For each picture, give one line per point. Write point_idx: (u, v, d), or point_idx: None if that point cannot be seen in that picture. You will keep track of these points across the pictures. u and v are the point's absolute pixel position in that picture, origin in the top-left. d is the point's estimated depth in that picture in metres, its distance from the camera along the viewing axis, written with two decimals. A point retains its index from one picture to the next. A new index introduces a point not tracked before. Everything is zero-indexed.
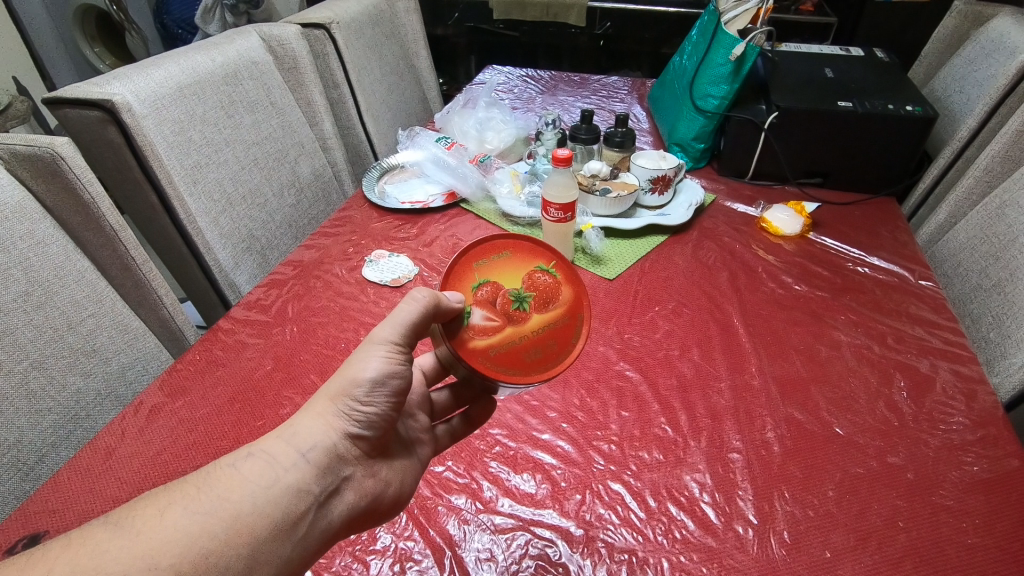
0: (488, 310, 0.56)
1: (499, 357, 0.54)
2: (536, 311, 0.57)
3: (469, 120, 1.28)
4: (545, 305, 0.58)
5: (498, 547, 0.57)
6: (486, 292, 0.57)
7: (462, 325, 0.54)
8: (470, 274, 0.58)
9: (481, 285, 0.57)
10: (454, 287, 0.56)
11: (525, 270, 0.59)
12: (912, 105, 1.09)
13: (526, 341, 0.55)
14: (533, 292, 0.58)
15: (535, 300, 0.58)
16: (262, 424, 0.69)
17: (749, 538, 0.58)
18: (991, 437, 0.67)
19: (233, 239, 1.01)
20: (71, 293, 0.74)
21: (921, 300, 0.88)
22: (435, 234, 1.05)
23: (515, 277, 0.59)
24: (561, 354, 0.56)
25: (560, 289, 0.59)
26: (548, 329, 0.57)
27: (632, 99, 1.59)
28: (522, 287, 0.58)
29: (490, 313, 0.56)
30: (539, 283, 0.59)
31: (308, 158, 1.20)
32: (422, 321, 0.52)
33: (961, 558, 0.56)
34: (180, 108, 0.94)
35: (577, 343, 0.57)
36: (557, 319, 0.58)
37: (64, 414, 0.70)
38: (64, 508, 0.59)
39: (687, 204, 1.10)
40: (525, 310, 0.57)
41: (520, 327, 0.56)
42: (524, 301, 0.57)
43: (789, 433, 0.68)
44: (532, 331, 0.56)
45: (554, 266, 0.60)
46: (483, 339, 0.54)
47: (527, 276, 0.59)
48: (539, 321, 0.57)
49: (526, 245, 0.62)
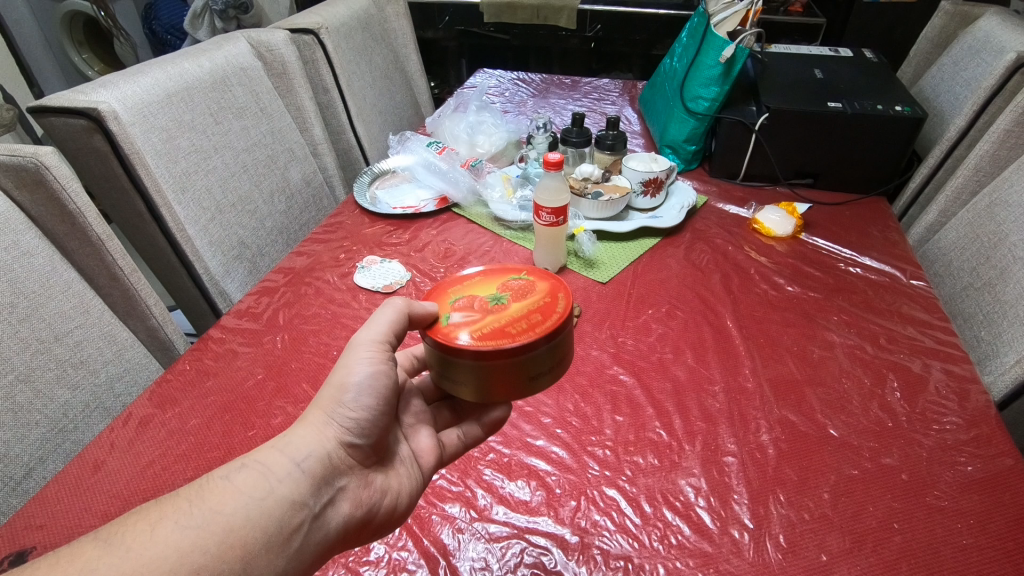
0: (466, 309, 0.54)
1: (482, 336, 0.50)
2: (515, 301, 0.54)
3: (459, 124, 1.27)
4: (523, 292, 0.55)
5: (493, 556, 0.57)
6: (463, 300, 0.55)
7: (440, 324, 0.52)
8: (446, 294, 0.57)
9: (456, 296, 0.56)
10: (432, 303, 0.55)
11: (500, 278, 0.58)
12: (901, 105, 1.10)
13: (508, 320, 0.52)
14: (508, 286, 0.56)
15: (512, 291, 0.55)
16: (253, 434, 0.69)
17: (745, 542, 0.57)
18: (983, 436, 0.67)
19: (224, 246, 1.00)
20: (57, 304, 0.72)
21: (913, 300, 0.89)
22: (428, 239, 1.04)
23: (488, 284, 0.57)
24: (549, 319, 0.52)
25: (537, 282, 0.57)
26: (532, 308, 0.53)
27: (623, 101, 1.59)
28: (496, 287, 0.56)
29: (469, 310, 0.54)
30: (512, 282, 0.57)
31: (299, 164, 1.19)
32: (402, 323, 0.55)
33: (956, 559, 0.56)
34: (169, 114, 0.93)
35: (565, 309, 0.53)
36: (539, 299, 0.54)
37: (52, 427, 0.69)
38: (50, 523, 0.58)
39: (679, 206, 1.10)
40: (502, 299, 0.54)
41: (500, 313, 0.53)
42: (501, 297, 0.55)
43: (783, 435, 0.68)
44: (513, 311, 0.53)
45: (526, 272, 0.59)
46: (465, 330, 0.51)
47: (501, 281, 0.57)
48: (519, 303, 0.54)
49: (498, 266, 0.61)
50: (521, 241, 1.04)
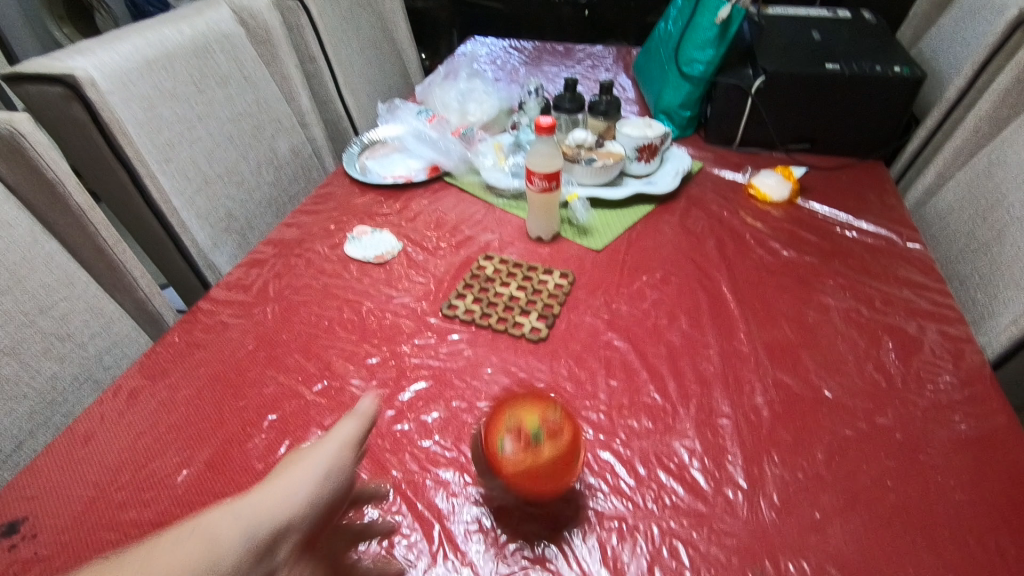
0: (518, 442, 0.54)
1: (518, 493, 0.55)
2: (550, 452, 0.54)
3: (450, 92, 1.25)
4: (566, 431, 0.55)
5: (488, 518, 0.57)
6: (516, 427, 0.55)
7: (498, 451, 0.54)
8: (503, 415, 0.56)
9: (509, 415, 0.55)
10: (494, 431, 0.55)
11: (548, 419, 0.55)
12: (900, 65, 1.07)
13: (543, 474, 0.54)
14: (551, 421, 0.55)
15: (554, 427, 0.54)
16: (245, 404, 0.68)
17: (739, 502, 0.57)
18: (978, 395, 0.67)
19: (211, 219, 0.99)
20: (42, 277, 0.71)
21: (909, 263, 0.88)
22: (419, 209, 1.03)
23: (536, 406, 0.55)
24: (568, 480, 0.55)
25: (572, 436, 0.55)
26: (559, 466, 0.54)
27: (617, 68, 1.56)
28: (543, 413, 0.55)
29: (520, 447, 0.54)
30: (552, 409, 0.56)
31: (286, 135, 1.17)
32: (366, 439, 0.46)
33: (949, 514, 0.56)
34: (150, 83, 0.91)
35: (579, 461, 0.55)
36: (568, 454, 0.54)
37: (40, 400, 0.69)
38: (43, 494, 0.58)
39: (674, 172, 1.08)
40: (548, 436, 0.54)
41: (537, 466, 0.54)
42: (542, 442, 0.54)
43: (778, 397, 0.68)
44: (558, 450, 0.54)
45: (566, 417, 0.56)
46: (516, 478, 0.53)
47: (549, 421, 0.55)
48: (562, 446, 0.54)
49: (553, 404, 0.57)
50: (514, 209, 1.02)
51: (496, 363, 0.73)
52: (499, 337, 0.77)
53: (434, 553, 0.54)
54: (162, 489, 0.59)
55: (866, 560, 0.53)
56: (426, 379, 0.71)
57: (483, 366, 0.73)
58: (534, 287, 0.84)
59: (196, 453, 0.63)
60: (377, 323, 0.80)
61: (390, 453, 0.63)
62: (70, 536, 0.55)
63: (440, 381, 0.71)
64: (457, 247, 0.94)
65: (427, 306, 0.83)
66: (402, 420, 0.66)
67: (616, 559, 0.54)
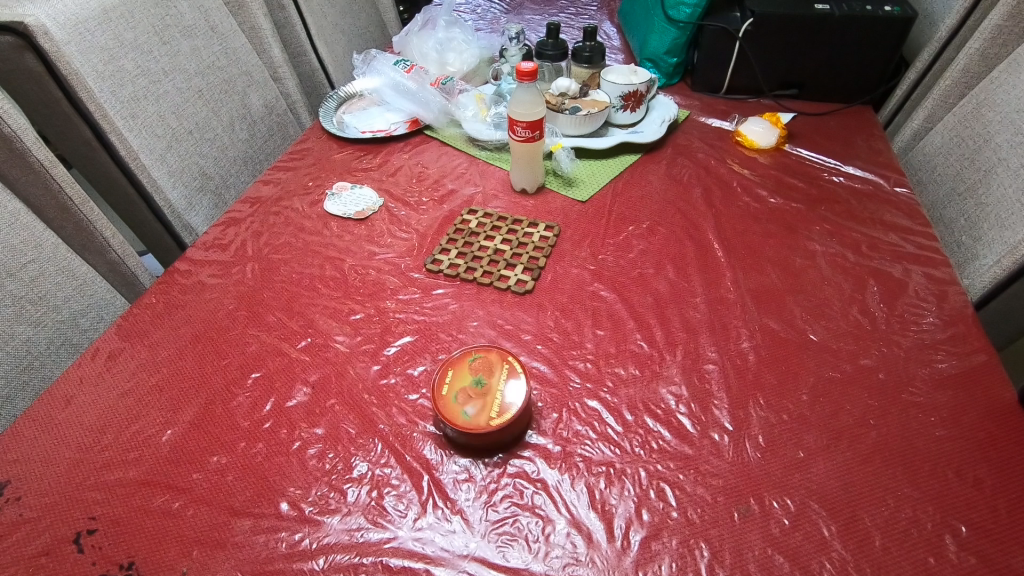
0: (474, 398, 0.56)
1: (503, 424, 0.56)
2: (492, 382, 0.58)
3: (428, 41, 1.19)
4: (490, 357, 0.60)
5: (477, 468, 0.57)
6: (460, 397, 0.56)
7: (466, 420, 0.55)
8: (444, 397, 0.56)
9: (449, 391, 0.57)
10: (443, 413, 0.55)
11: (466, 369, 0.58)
12: (891, 5, 1.04)
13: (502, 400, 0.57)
14: (477, 362, 0.59)
15: (483, 361, 0.59)
16: (228, 363, 0.67)
17: (725, 444, 0.58)
18: (960, 334, 0.67)
19: (184, 177, 0.96)
20: (5, 238, 0.68)
21: (895, 207, 0.88)
22: (399, 164, 1.00)
23: (458, 367, 0.58)
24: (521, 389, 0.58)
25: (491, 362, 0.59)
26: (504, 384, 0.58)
27: (602, 14, 1.51)
28: (468, 364, 0.59)
29: (477, 397, 0.56)
30: (470, 356, 0.60)
31: (258, 89, 1.12)
32: None
33: (929, 449, 0.57)
34: (108, 32, 0.86)
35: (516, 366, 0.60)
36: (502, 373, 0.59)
37: (15, 365, 0.68)
38: (24, 457, 0.57)
39: (660, 120, 1.06)
40: (486, 372, 0.58)
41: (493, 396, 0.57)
42: (481, 382, 0.57)
43: (764, 342, 0.68)
44: (501, 374, 0.58)
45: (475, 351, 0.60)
46: (498, 416, 0.55)
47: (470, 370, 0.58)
48: (501, 367, 0.59)
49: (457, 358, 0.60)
50: (497, 161, 1.00)
51: (482, 316, 0.72)
52: (485, 290, 0.76)
53: (424, 502, 0.54)
54: (146, 448, 0.59)
55: (849, 495, 0.54)
56: (411, 334, 0.70)
57: (469, 320, 0.72)
58: (519, 240, 0.83)
59: (180, 412, 0.62)
60: (360, 280, 0.78)
61: (377, 407, 0.62)
62: (54, 497, 0.55)
63: (426, 335, 0.70)
64: (440, 202, 0.92)
65: (410, 261, 0.81)
66: (389, 374, 0.66)
67: (604, 502, 0.54)
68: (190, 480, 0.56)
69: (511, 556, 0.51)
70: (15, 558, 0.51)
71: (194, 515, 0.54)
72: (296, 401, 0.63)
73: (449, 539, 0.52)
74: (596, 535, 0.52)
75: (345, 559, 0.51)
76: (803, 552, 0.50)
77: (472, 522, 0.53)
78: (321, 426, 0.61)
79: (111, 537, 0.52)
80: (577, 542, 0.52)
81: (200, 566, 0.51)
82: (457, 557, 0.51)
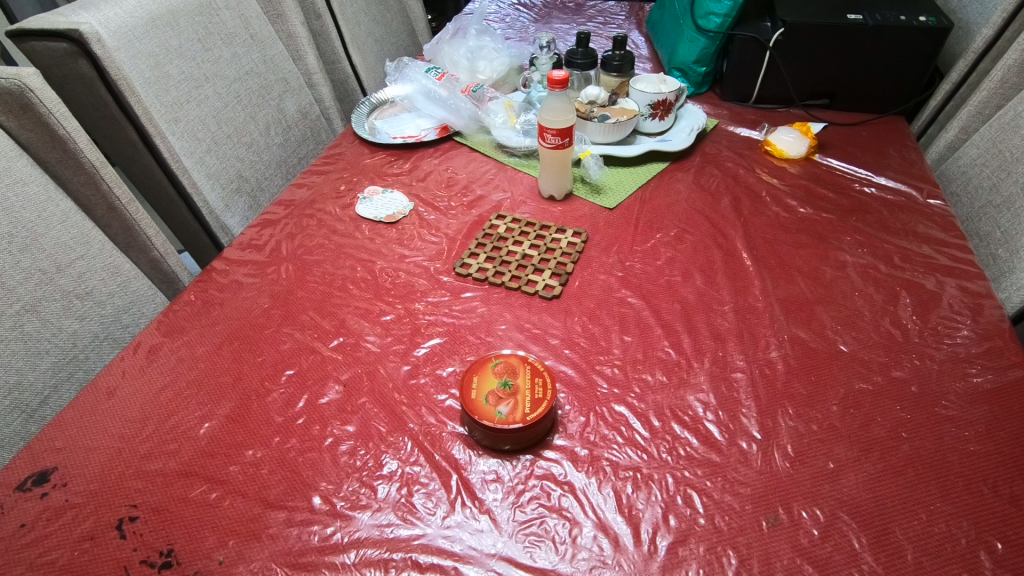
0: (504, 398, 0.57)
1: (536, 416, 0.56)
2: (518, 381, 0.58)
3: (459, 49, 1.21)
4: (510, 359, 0.61)
5: (505, 469, 0.57)
6: (490, 400, 0.57)
7: (501, 418, 0.56)
8: (478, 402, 0.57)
9: (478, 395, 0.57)
10: (481, 417, 0.56)
11: (489, 377, 0.59)
12: (926, 15, 1.03)
13: (531, 397, 0.57)
14: (499, 366, 0.59)
15: (505, 364, 0.60)
16: (263, 360, 0.69)
17: (753, 453, 0.58)
18: (996, 348, 0.66)
19: (221, 179, 0.99)
20: (56, 235, 0.72)
21: (928, 218, 0.86)
22: (429, 169, 1.02)
23: (481, 372, 0.59)
24: (546, 384, 0.59)
25: (513, 362, 0.60)
26: (532, 381, 0.59)
27: (630, 23, 1.52)
28: (491, 369, 0.59)
29: (507, 397, 0.57)
30: (493, 361, 0.60)
31: (294, 95, 1.15)
32: None
33: (964, 464, 0.56)
34: (156, 40, 0.89)
35: (538, 364, 0.61)
36: (526, 374, 0.59)
37: (63, 356, 0.71)
38: (70, 445, 0.60)
39: (689, 129, 1.06)
40: (511, 373, 0.59)
41: (521, 394, 0.57)
42: (507, 383, 0.58)
43: (793, 352, 0.68)
44: (526, 374, 0.59)
45: (497, 356, 0.61)
46: (532, 411, 0.56)
47: (494, 375, 0.59)
48: (524, 367, 0.60)
49: (479, 364, 0.60)
50: (526, 168, 1.01)
51: (510, 319, 0.73)
52: (513, 294, 0.77)
53: (452, 500, 0.55)
54: (184, 440, 0.61)
55: (880, 507, 0.53)
56: (441, 336, 0.71)
57: (497, 323, 0.73)
58: (547, 245, 0.84)
59: (216, 407, 0.64)
60: (390, 281, 0.80)
61: (407, 406, 0.64)
62: (98, 484, 0.57)
63: (454, 337, 0.71)
64: (468, 206, 0.93)
65: (440, 265, 0.82)
66: (418, 374, 0.67)
67: (631, 507, 0.54)
68: (226, 472, 0.58)
69: (538, 557, 0.51)
70: (62, 541, 0.53)
71: (230, 506, 0.55)
72: (328, 399, 0.65)
73: (477, 538, 0.53)
74: (623, 539, 0.52)
75: (376, 554, 0.52)
76: (833, 562, 0.50)
77: (500, 522, 0.54)
78: (352, 424, 0.62)
79: (151, 524, 0.54)
80: (604, 545, 0.52)
81: (236, 556, 0.52)
82: (485, 556, 0.51)
